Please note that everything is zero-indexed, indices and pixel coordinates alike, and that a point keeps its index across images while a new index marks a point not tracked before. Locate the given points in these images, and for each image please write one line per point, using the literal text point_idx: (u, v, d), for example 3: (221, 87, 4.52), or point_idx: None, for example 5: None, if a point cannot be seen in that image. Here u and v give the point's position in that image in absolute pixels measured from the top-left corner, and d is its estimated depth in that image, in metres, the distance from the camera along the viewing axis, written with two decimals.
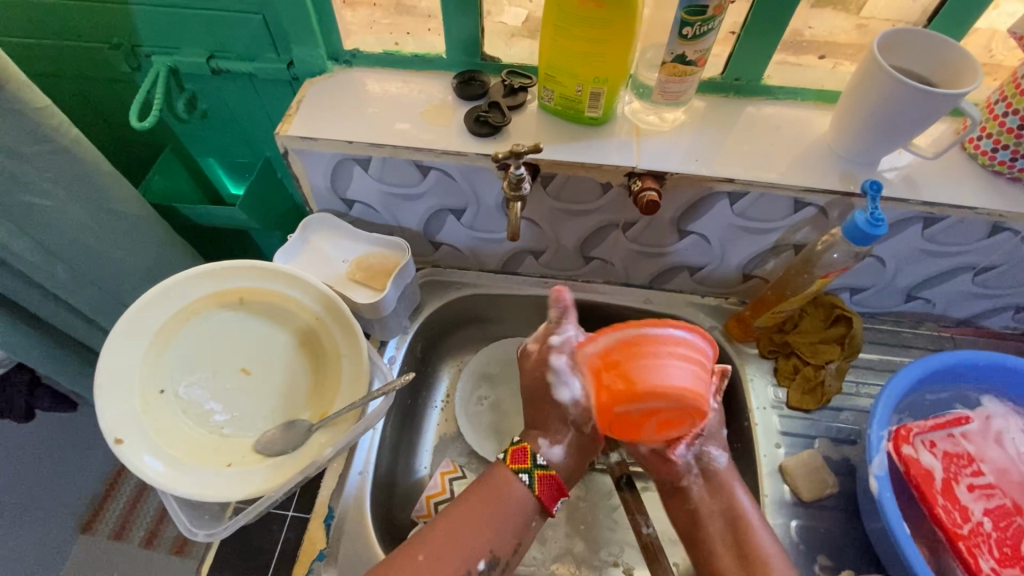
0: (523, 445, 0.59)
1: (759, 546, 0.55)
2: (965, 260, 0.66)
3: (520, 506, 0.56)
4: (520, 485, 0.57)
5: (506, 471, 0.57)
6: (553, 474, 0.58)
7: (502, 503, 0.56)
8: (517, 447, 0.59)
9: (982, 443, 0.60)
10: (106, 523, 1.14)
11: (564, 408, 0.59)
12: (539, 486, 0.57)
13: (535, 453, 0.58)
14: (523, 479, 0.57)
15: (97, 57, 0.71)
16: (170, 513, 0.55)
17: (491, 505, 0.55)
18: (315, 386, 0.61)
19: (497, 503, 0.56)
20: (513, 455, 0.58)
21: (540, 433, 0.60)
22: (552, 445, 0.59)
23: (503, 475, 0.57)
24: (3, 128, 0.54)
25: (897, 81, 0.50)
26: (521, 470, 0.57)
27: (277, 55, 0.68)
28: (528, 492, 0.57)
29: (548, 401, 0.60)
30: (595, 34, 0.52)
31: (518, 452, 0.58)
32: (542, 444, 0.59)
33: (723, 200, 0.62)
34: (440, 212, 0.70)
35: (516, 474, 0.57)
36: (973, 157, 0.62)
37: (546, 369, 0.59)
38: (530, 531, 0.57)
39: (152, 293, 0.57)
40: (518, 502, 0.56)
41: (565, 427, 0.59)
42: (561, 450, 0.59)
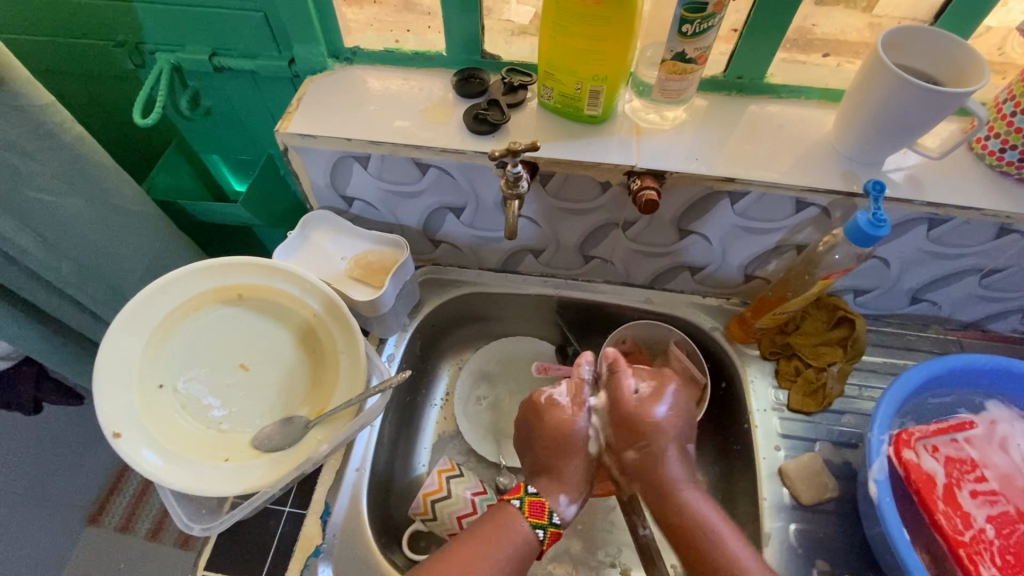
0: (540, 500, 0.58)
1: (729, 553, 0.53)
2: (971, 262, 0.65)
3: (523, 549, 0.55)
4: (535, 542, 0.56)
5: (518, 517, 0.56)
6: (561, 531, 0.58)
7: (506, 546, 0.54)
8: (534, 499, 0.58)
9: (985, 449, 0.59)
10: (112, 516, 1.17)
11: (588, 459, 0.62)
12: (548, 542, 0.57)
13: (552, 510, 0.58)
14: (536, 533, 0.56)
15: (102, 54, 0.72)
16: (167, 507, 0.55)
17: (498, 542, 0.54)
18: (313, 383, 0.62)
19: (501, 541, 0.54)
20: (530, 508, 0.57)
21: (562, 490, 0.60)
22: (570, 502, 0.60)
23: (514, 516, 0.57)
24: (7, 124, 0.55)
25: (901, 79, 0.49)
26: (537, 525, 0.56)
27: (278, 53, 0.68)
28: (536, 545, 0.56)
29: (573, 453, 0.61)
30: (594, 32, 0.51)
31: (535, 506, 0.57)
32: (559, 501, 0.59)
33: (724, 200, 0.62)
34: (439, 210, 0.70)
35: (531, 528, 0.56)
36: (980, 157, 0.61)
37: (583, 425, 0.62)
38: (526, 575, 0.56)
39: (152, 287, 0.57)
40: (524, 550, 0.55)
41: (585, 482, 0.61)
42: (575, 509, 0.60)
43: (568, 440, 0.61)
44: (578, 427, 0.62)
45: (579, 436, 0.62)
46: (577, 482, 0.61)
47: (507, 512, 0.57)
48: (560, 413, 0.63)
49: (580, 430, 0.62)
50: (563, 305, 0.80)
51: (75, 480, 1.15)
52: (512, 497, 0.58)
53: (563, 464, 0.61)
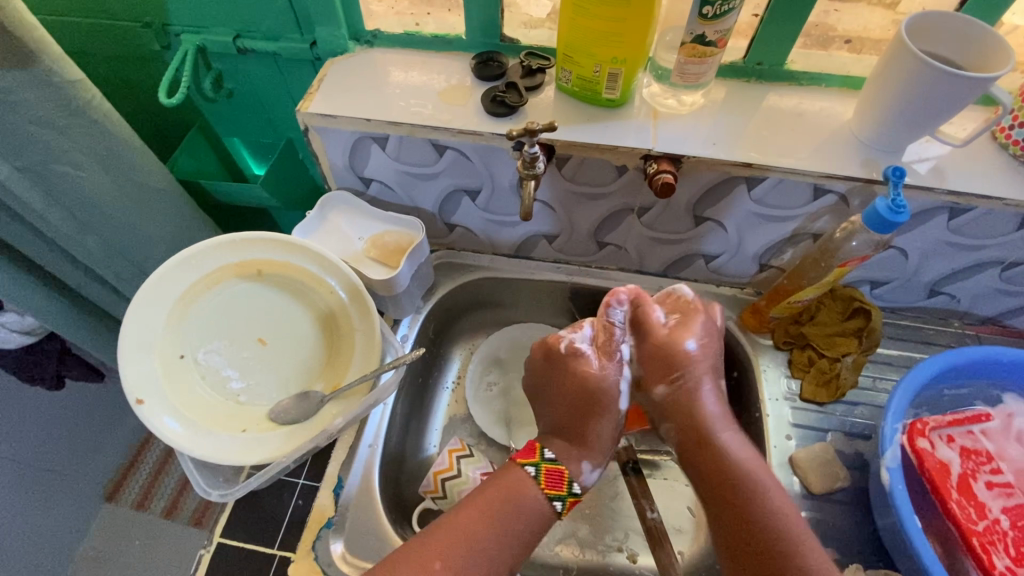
0: (560, 470, 0.57)
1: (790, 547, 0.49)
2: (992, 254, 0.64)
3: (535, 515, 0.55)
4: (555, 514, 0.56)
5: (529, 484, 0.56)
6: (579, 499, 0.58)
7: (519, 513, 0.54)
8: (552, 469, 0.57)
9: (1001, 441, 0.58)
10: (129, 494, 1.21)
11: (616, 421, 0.59)
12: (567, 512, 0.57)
13: (572, 480, 0.57)
14: (555, 505, 0.56)
15: (129, 35, 0.74)
16: (185, 472, 0.57)
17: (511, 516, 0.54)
18: (329, 359, 0.63)
19: (518, 513, 0.54)
20: (547, 479, 0.56)
21: (584, 457, 0.58)
22: (592, 470, 0.58)
23: (525, 484, 0.56)
24: (39, 99, 0.57)
25: (926, 64, 0.49)
26: (552, 496, 0.56)
27: (300, 35, 0.69)
28: (555, 515, 0.56)
29: (603, 415, 0.59)
30: (613, 13, 0.51)
31: (552, 476, 0.57)
32: (584, 470, 0.58)
33: (741, 186, 0.61)
34: (456, 193, 0.70)
35: (549, 501, 0.56)
36: (1004, 147, 0.60)
37: (616, 379, 0.59)
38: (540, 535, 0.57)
39: (176, 260, 0.59)
40: (538, 514, 0.55)
41: (609, 447, 0.59)
42: (595, 476, 0.59)
43: (595, 398, 0.58)
44: (606, 384, 0.59)
45: (614, 394, 0.59)
46: (600, 448, 0.58)
47: (519, 476, 0.56)
48: (581, 365, 0.59)
49: (609, 386, 0.59)
50: (576, 291, 0.80)
51: (93, 457, 1.18)
52: (527, 462, 0.57)
53: (586, 423, 0.58)
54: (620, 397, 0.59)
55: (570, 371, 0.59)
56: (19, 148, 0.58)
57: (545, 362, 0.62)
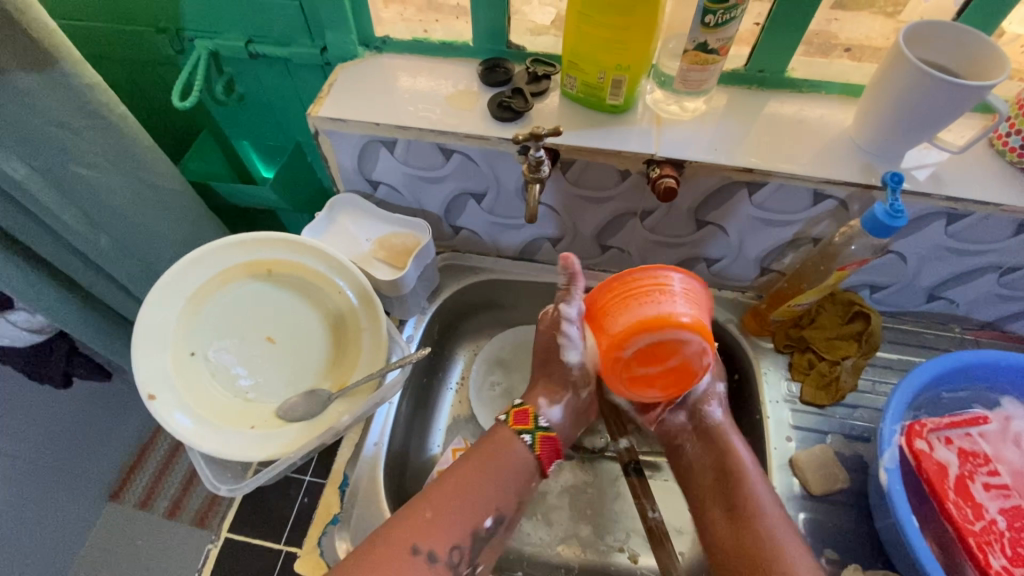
0: (526, 409, 0.62)
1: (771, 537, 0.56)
2: (990, 259, 0.65)
3: (519, 463, 0.59)
4: (522, 448, 0.59)
5: (512, 436, 0.60)
6: (552, 437, 0.61)
7: (506, 457, 0.58)
8: (519, 410, 0.62)
9: (999, 443, 0.59)
10: (133, 492, 1.23)
11: (568, 368, 0.62)
12: (540, 447, 0.60)
13: (537, 415, 0.61)
14: (524, 438, 0.60)
15: (143, 40, 0.75)
16: (195, 467, 0.58)
17: (500, 460, 0.58)
18: (336, 358, 0.64)
19: (502, 460, 0.58)
20: (515, 418, 0.61)
21: (541, 394, 0.63)
22: (552, 406, 0.62)
23: (507, 437, 0.60)
24: (58, 102, 0.58)
25: (922, 73, 0.50)
26: (521, 430, 0.60)
27: (311, 41, 0.70)
28: (530, 454, 0.59)
29: (556, 362, 0.63)
30: (618, 21, 0.53)
31: (520, 415, 0.61)
32: (544, 405, 0.62)
33: (742, 190, 0.63)
34: (461, 196, 0.72)
35: (519, 437, 0.60)
36: (1001, 154, 0.61)
37: (557, 333, 0.60)
38: (530, 491, 0.60)
39: (188, 259, 0.60)
40: (521, 460, 0.59)
41: (566, 390, 0.63)
42: (558, 410, 0.62)
43: (548, 344, 0.62)
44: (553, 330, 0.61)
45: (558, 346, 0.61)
46: (553, 386, 0.63)
47: (503, 436, 0.60)
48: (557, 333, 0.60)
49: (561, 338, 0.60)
50: None
51: (98, 457, 1.19)
52: (523, 429, 0.60)
53: (554, 368, 0.63)
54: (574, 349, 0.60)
55: (539, 325, 0.63)
56: (36, 149, 0.59)
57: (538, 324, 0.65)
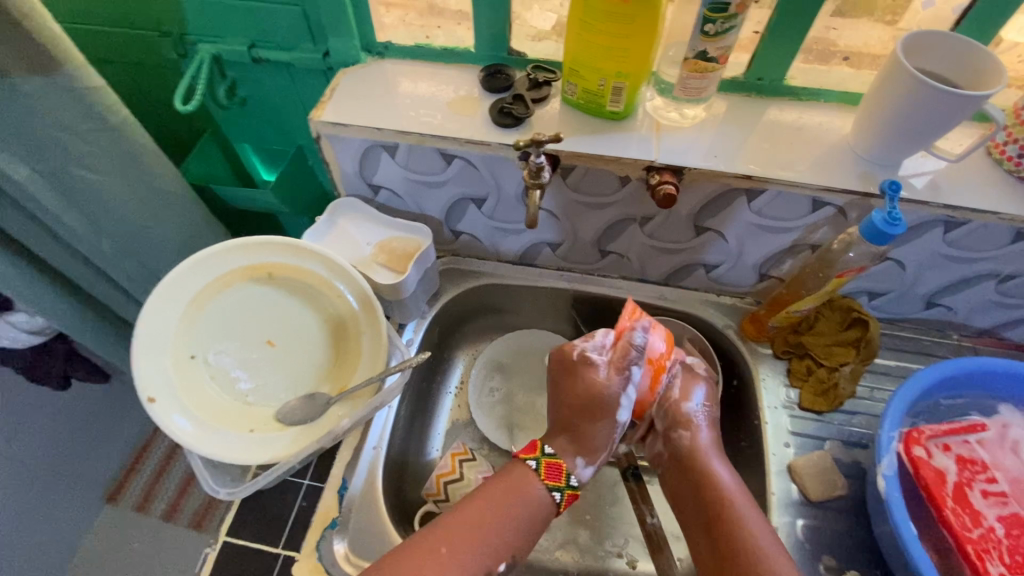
0: (558, 462, 0.61)
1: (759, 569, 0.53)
2: (988, 267, 0.65)
3: (538, 506, 0.58)
4: (554, 506, 0.60)
5: (545, 491, 0.59)
6: (576, 492, 0.62)
7: (528, 507, 0.58)
8: (551, 461, 0.61)
9: (997, 451, 0.59)
10: (130, 494, 1.22)
11: (614, 428, 0.61)
12: (565, 504, 0.60)
13: (569, 472, 0.61)
14: (554, 495, 0.59)
15: (146, 44, 0.76)
16: (195, 470, 0.58)
17: (524, 510, 0.57)
18: (335, 362, 0.64)
19: (528, 508, 0.57)
20: (547, 471, 0.60)
21: (579, 453, 0.61)
22: (587, 465, 0.62)
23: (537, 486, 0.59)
24: (62, 105, 0.59)
25: (920, 82, 0.51)
26: (552, 487, 0.59)
27: (314, 46, 0.71)
28: (556, 507, 0.60)
29: (598, 418, 0.61)
30: (618, 29, 0.53)
31: (552, 468, 0.60)
32: (578, 465, 0.61)
33: (741, 197, 0.63)
34: (462, 201, 0.72)
35: (549, 492, 0.59)
36: (998, 162, 0.62)
37: (618, 392, 0.61)
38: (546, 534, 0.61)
39: (189, 262, 0.60)
40: (545, 509, 0.59)
41: (605, 450, 0.62)
42: (591, 470, 0.62)
43: (595, 402, 0.60)
44: (608, 392, 0.60)
45: (613, 402, 0.61)
46: (593, 448, 0.62)
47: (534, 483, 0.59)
48: (591, 372, 0.61)
49: (613, 397, 0.60)
50: (578, 299, 0.81)
51: (95, 459, 1.18)
52: (555, 486, 0.60)
53: (596, 433, 0.61)
54: (621, 408, 0.61)
55: (575, 374, 0.62)
56: (39, 152, 0.59)
57: (558, 368, 0.64)
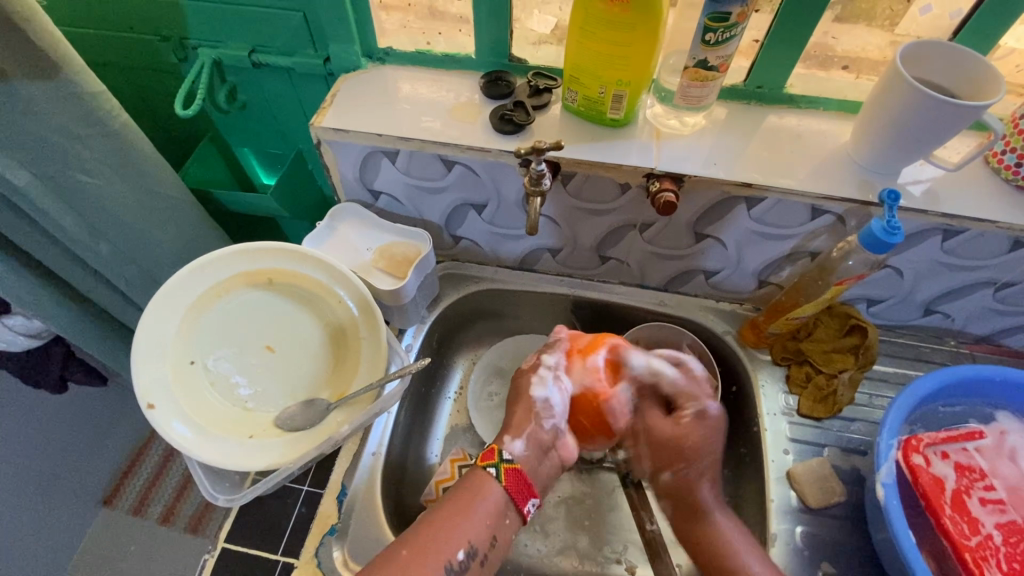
0: (489, 445, 0.60)
1: None
2: (985, 275, 0.66)
3: (494, 503, 0.56)
4: (493, 482, 0.57)
5: (481, 473, 0.57)
6: (518, 467, 0.58)
7: (474, 493, 0.56)
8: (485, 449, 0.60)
9: (994, 458, 0.60)
10: (126, 498, 1.22)
11: (533, 404, 0.63)
12: (505, 479, 0.57)
13: (500, 448, 0.59)
14: (489, 471, 0.57)
15: (147, 48, 0.76)
16: (194, 477, 0.58)
17: (467, 498, 0.55)
18: (335, 368, 0.64)
19: (472, 496, 0.55)
20: (484, 456, 0.59)
21: (506, 433, 0.61)
22: (514, 438, 0.60)
23: (479, 474, 0.57)
24: (61, 109, 0.59)
25: (920, 92, 0.51)
26: (489, 467, 0.57)
27: (315, 51, 0.71)
28: (498, 486, 0.56)
29: (521, 397, 0.64)
30: (619, 37, 0.53)
31: (486, 452, 0.59)
32: (505, 439, 0.60)
33: (741, 205, 0.63)
34: (462, 206, 0.72)
35: (486, 471, 0.57)
36: (996, 171, 0.62)
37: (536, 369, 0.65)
38: (506, 527, 0.56)
39: (189, 267, 0.60)
40: (491, 493, 0.56)
41: (530, 422, 0.61)
42: (522, 442, 0.60)
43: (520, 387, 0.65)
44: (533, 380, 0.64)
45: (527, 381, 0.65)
46: (521, 420, 0.62)
47: (477, 472, 0.58)
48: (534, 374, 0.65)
49: (528, 378, 0.65)
50: (577, 304, 0.82)
51: (92, 462, 1.18)
52: (488, 463, 0.58)
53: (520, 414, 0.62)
54: (540, 383, 0.64)
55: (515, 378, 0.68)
56: (39, 157, 0.59)
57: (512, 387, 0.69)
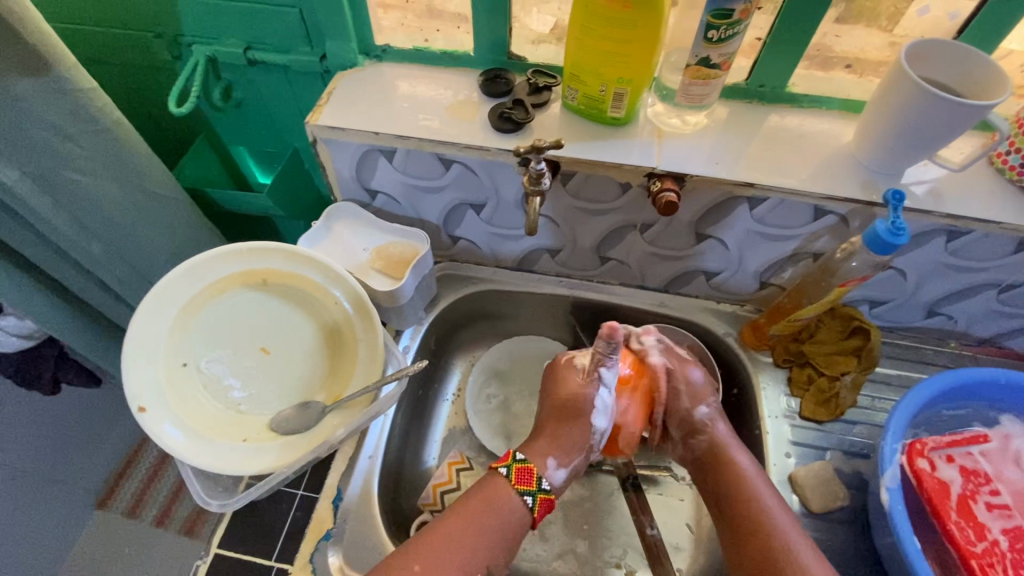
0: (528, 466, 0.60)
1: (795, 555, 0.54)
2: (989, 276, 0.65)
3: (514, 523, 0.58)
4: (523, 509, 0.58)
5: (506, 485, 0.59)
6: (551, 496, 0.61)
7: (496, 512, 0.57)
8: (522, 466, 0.60)
9: (1000, 463, 0.59)
10: (121, 500, 1.19)
11: (591, 433, 0.63)
12: (537, 509, 0.59)
13: (541, 475, 0.60)
14: (524, 498, 0.59)
15: (140, 45, 0.75)
16: (186, 481, 0.57)
17: (488, 520, 0.56)
18: (331, 370, 0.63)
19: (493, 517, 0.57)
20: (518, 476, 0.59)
21: (551, 454, 0.62)
22: (558, 467, 0.62)
23: (503, 487, 0.59)
24: (52, 107, 0.57)
25: (928, 92, 0.50)
26: (523, 492, 0.59)
27: (311, 48, 0.70)
28: (526, 512, 0.59)
29: (578, 420, 0.63)
30: (621, 35, 0.52)
31: (524, 473, 0.60)
32: (547, 466, 0.61)
33: (743, 205, 0.62)
34: (460, 206, 0.71)
35: (519, 495, 0.59)
36: (1001, 172, 0.61)
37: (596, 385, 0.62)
38: (513, 547, 0.58)
39: (182, 269, 0.59)
40: (514, 515, 0.58)
41: (579, 454, 0.63)
42: (564, 472, 0.62)
43: (574, 403, 0.63)
44: (586, 396, 0.63)
45: (587, 407, 0.63)
46: (568, 450, 0.62)
47: (496, 483, 0.59)
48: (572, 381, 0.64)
49: (587, 400, 0.63)
50: (577, 305, 0.81)
51: (86, 464, 1.16)
52: (523, 489, 0.59)
53: (576, 434, 0.62)
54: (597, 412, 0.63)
55: (559, 382, 0.65)
56: (29, 155, 0.58)
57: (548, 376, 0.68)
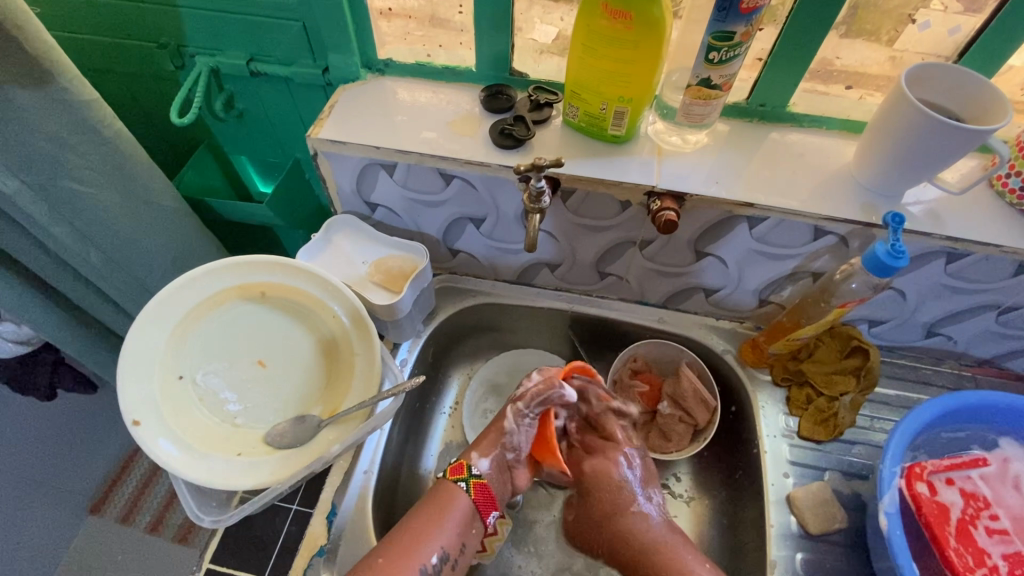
0: (483, 482, 0.62)
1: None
2: (989, 298, 0.65)
3: (462, 515, 0.61)
4: (462, 495, 0.61)
5: (451, 485, 0.62)
6: (484, 483, 0.62)
7: (442, 507, 0.60)
8: (477, 483, 0.62)
9: (998, 487, 0.59)
10: (112, 508, 1.17)
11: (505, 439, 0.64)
12: (473, 493, 0.62)
13: (470, 464, 0.63)
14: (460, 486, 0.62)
15: (144, 55, 0.75)
16: (178, 495, 0.57)
17: (439, 509, 0.60)
18: (327, 384, 0.63)
19: (442, 509, 0.60)
20: (452, 470, 0.63)
21: (473, 449, 0.65)
22: (481, 457, 0.64)
23: (447, 486, 0.62)
24: (52, 117, 0.57)
25: (927, 116, 0.50)
26: (486, 510, 0.62)
27: (313, 61, 0.70)
28: (467, 498, 0.62)
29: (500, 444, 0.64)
30: (622, 54, 0.53)
31: (480, 489, 0.62)
32: (473, 457, 0.64)
33: (742, 224, 0.62)
34: (460, 220, 0.71)
35: (455, 484, 0.62)
36: (1000, 195, 0.61)
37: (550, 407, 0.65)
38: (472, 535, 0.61)
39: (182, 281, 0.59)
40: (460, 510, 0.61)
41: (496, 444, 0.64)
42: (489, 461, 0.64)
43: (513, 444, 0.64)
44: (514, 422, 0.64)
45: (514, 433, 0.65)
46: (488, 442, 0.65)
47: (447, 487, 0.62)
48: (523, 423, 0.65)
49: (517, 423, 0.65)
50: (575, 319, 0.80)
51: (79, 470, 1.15)
52: (457, 478, 0.62)
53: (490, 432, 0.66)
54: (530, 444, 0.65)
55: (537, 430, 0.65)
56: (29, 164, 0.58)
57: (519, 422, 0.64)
